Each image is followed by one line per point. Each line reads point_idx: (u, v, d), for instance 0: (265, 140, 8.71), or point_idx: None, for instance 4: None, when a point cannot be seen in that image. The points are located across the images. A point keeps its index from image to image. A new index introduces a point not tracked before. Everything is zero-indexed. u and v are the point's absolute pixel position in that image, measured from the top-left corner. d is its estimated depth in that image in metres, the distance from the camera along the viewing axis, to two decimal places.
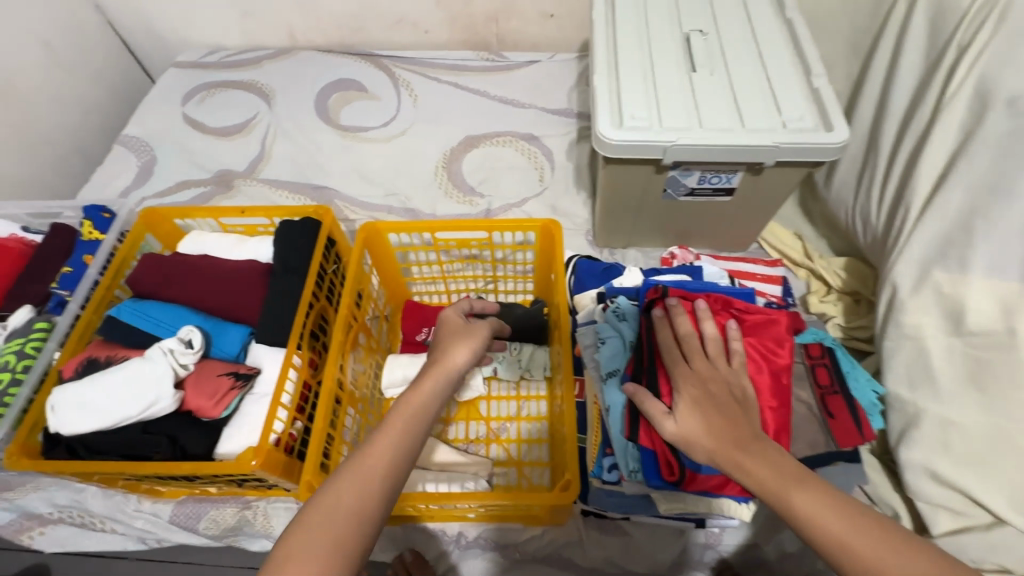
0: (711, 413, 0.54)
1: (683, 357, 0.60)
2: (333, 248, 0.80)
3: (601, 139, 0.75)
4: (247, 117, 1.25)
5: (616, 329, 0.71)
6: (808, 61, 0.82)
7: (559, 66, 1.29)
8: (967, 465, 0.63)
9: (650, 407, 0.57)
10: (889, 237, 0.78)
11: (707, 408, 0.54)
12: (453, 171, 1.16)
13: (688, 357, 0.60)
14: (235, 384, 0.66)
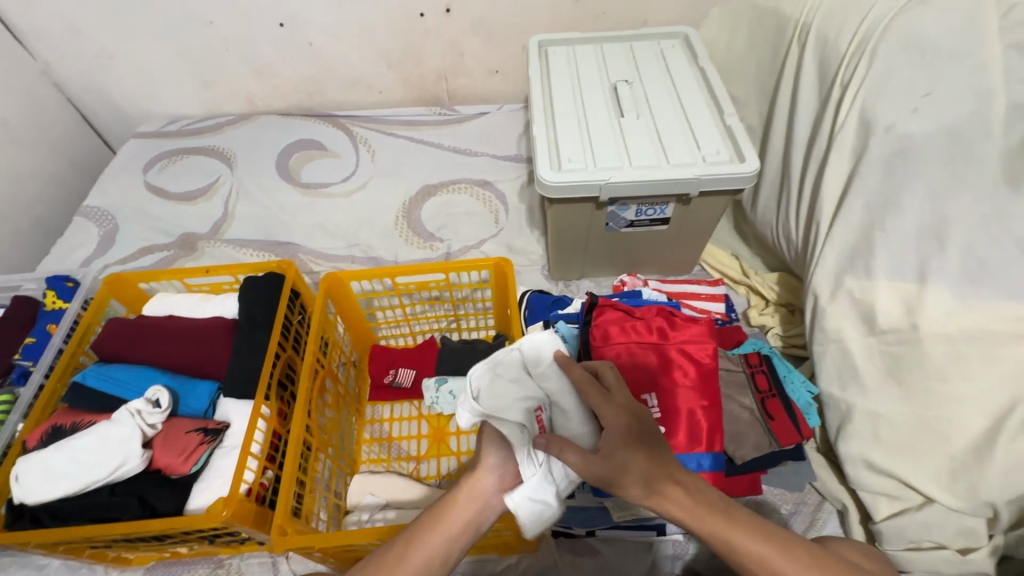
0: (638, 451, 0.54)
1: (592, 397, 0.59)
2: (297, 299, 0.83)
3: (543, 182, 0.82)
4: (209, 180, 1.30)
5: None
6: (721, 101, 0.92)
7: (507, 116, 1.39)
8: (897, 453, 0.70)
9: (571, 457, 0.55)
10: (807, 253, 0.87)
11: (635, 446, 0.54)
12: (414, 219, 1.22)
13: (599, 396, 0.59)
14: (204, 440, 0.67)
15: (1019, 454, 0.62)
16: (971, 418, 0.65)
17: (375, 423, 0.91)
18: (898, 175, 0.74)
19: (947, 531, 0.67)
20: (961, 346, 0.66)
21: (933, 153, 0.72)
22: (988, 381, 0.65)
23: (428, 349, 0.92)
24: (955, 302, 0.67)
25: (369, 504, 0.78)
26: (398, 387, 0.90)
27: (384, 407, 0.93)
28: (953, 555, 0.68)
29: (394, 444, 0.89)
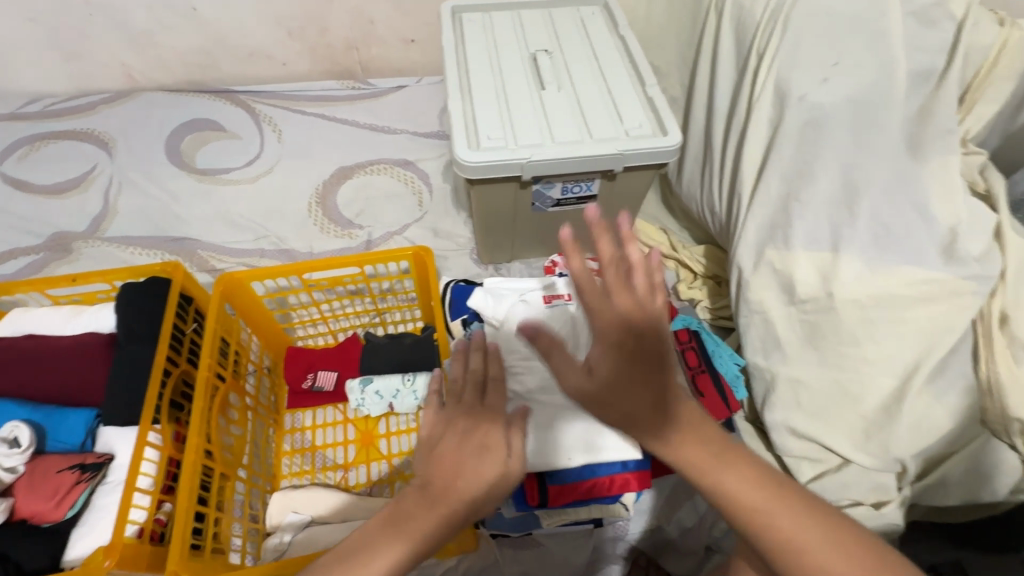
0: (623, 373, 0.44)
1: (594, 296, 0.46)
2: (190, 305, 0.73)
3: (461, 162, 0.77)
4: (83, 169, 1.13)
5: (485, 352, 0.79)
6: (642, 71, 0.89)
7: (427, 89, 1.30)
8: (815, 418, 0.72)
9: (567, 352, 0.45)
10: (730, 225, 0.87)
11: (614, 375, 0.44)
12: (329, 205, 1.12)
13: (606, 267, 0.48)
14: (81, 478, 0.59)
15: (923, 409, 0.66)
16: (881, 379, 0.68)
17: (295, 433, 0.84)
18: (811, 146, 0.75)
19: (861, 488, 0.70)
20: (871, 312, 0.69)
21: (843, 123, 0.74)
22: (893, 343, 0.68)
23: (350, 348, 0.85)
24: (863, 269, 0.70)
25: (291, 523, 0.72)
26: (318, 392, 0.84)
27: (305, 414, 0.85)
28: (868, 510, 0.69)
29: (318, 453, 0.82)
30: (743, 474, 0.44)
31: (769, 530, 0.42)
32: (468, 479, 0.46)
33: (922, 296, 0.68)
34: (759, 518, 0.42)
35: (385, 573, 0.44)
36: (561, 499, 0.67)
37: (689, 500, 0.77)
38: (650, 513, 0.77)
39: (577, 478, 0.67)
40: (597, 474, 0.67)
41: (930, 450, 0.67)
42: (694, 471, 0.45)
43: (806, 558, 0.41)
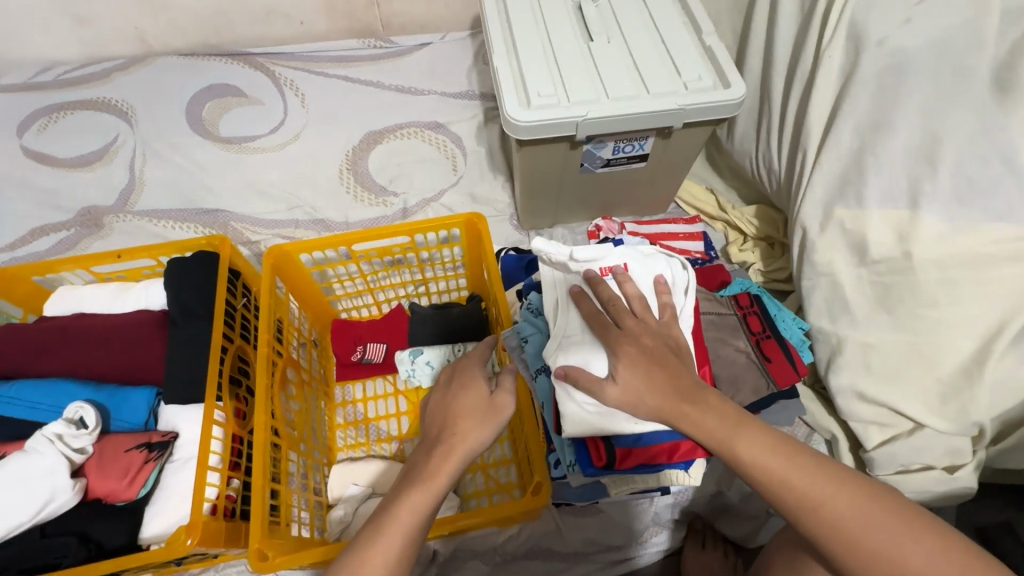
0: (657, 371, 0.54)
1: (613, 321, 0.60)
2: (238, 279, 0.71)
3: (512, 122, 0.72)
4: (105, 141, 1.09)
5: (537, 327, 0.69)
6: (697, 17, 0.82)
7: (453, 46, 1.24)
8: (887, 382, 0.70)
9: (606, 337, 0.59)
10: (791, 183, 0.83)
11: (647, 365, 0.55)
12: (360, 172, 1.08)
13: (636, 312, 0.61)
14: (150, 457, 0.58)
15: (1007, 372, 0.64)
16: (961, 342, 0.66)
17: (347, 406, 0.83)
18: (890, 95, 0.70)
19: (935, 453, 0.68)
20: (953, 272, 0.66)
21: (926, 68, 0.68)
22: (976, 305, 0.65)
23: (399, 319, 0.83)
24: (946, 226, 0.66)
25: (352, 496, 0.72)
26: (368, 364, 0.82)
27: (355, 387, 0.84)
28: (941, 474, 0.68)
29: (372, 425, 0.81)
30: (755, 441, 0.49)
31: (839, 526, 0.46)
32: (467, 424, 0.53)
33: (1010, 254, 0.64)
34: (773, 479, 0.48)
35: (420, 512, 0.48)
36: (627, 463, 0.63)
37: None
38: (708, 478, 0.76)
39: (645, 444, 0.62)
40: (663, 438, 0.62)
41: (1011, 412, 0.65)
42: (714, 444, 0.51)
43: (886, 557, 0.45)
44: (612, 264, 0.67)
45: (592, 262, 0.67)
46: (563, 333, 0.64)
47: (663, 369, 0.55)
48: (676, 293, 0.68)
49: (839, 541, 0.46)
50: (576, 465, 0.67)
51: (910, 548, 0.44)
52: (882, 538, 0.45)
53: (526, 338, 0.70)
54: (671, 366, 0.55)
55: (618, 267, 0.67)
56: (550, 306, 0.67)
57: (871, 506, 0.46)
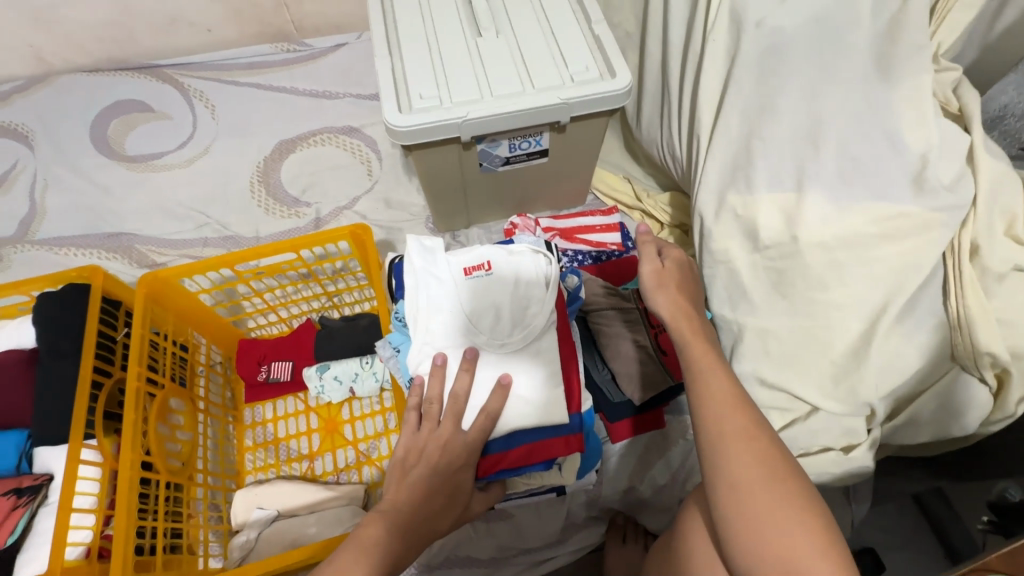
0: (690, 289, 0.60)
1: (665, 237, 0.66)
2: (118, 309, 0.68)
3: (391, 128, 0.70)
4: (4, 168, 1.05)
5: (405, 336, 0.65)
6: (587, 6, 0.81)
7: (368, 46, 1.20)
8: (784, 367, 0.70)
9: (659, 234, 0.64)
10: (691, 171, 0.82)
11: (688, 278, 0.60)
12: (272, 183, 1.05)
13: None
14: (18, 503, 0.56)
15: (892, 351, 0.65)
16: (849, 323, 0.66)
17: (256, 427, 0.81)
18: (772, 77, 0.69)
19: (832, 434, 0.69)
20: (837, 253, 0.66)
21: (804, 49, 0.67)
22: (862, 285, 0.65)
23: (304, 335, 0.81)
24: (830, 208, 0.66)
25: (256, 520, 0.70)
26: (275, 383, 0.81)
27: (265, 407, 0.82)
28: (838, 455, 0.70)
29: (282, 445, 0.80)
30: (723, 379, 0.50)
31: (752, 469, 0.45)
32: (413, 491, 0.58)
33: (889, 233, 0.64)
34: (719, 410, 0.48)
35: None
36: (485, 469, 0.63)
37: (660, 458, 0.76)
38: (621, 474, 0.76)
39: (505, 447, 0.63)
40: (520, 443, 0.63)
41: (900, 390, 0.66)
42: (691, 365, 0.52)
43: (780, 511, 0.43)
44: (477, 260, 0.63)
45: (456, 261, 0.63)
46: (424, 341, 0.62)
47: (693, 289, 0.60)
48: (538, 286, 0.63)
49: (733, 482, 0.45)
50: None
51: (806, 531, 0.42)
52: (780, 505, 0.43)
53: (398, 348, 0.66)
54: (693, 293, 0.60)
55: (480, 265, 0.63)
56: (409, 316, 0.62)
57: (791, 478, 0.44)
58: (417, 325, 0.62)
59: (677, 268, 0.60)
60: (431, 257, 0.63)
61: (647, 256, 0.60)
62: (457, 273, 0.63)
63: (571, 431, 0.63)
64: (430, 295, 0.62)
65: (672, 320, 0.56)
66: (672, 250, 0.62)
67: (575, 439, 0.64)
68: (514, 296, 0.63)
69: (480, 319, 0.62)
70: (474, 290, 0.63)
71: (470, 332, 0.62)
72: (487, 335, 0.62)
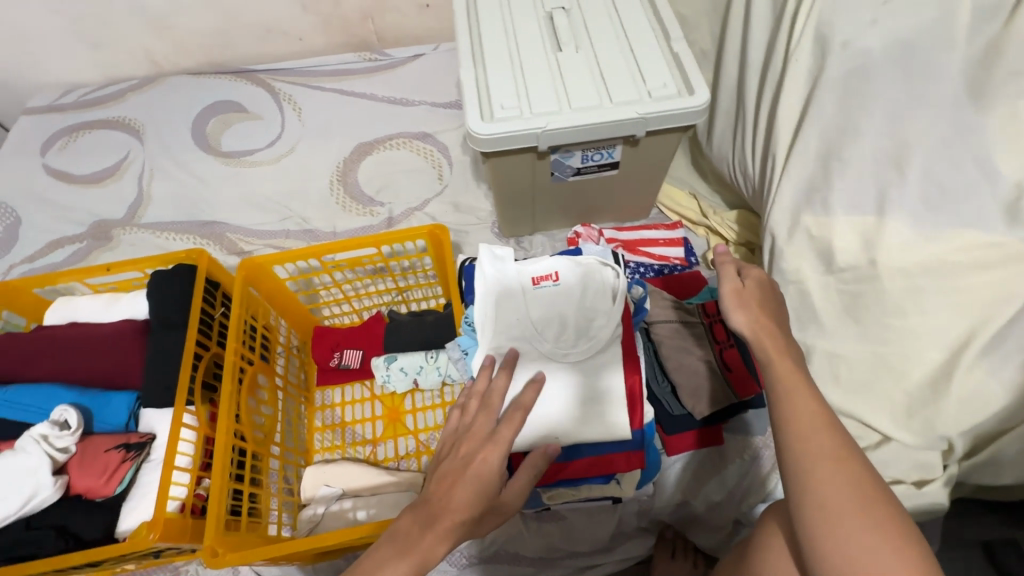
0: (774, 306, 0.58)
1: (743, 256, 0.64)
2: (218, 290, 0.75)
3: (473, 135, 0.74)
4: (117, 158, 1.16)
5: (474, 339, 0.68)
6: (667, 24, 0.82)
7: (444, 57, 1.26)
8: (854, 393, 0.68)
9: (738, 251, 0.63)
10: (763, 190, 0.82)
11: (770, 295, 0.59)
12: (350, 182, 1.12)
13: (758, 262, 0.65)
14: (127, 456, 0.62)
15: (974, 384, 0.62)
16: (928, 352, 0.64)
17: (326, 409, 0.86)
18: (857, 98, 0.68)
19: (903, 466, 0.67)
20: (919, 280, 0.64)
21: (892, 72, 0.66)
22: (943, 314, 0.64)
23: (374, 327, 0.86)
24: (911, 234, 0.65)
25: (324, 496, 0.75)
26: (346, 370, 0.86)
27: (334, 391, 0.88)
28: (909, 488, 0.67)
29: (348, 429, 0.85)
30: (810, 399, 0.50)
31: (840, 493, 0.44)
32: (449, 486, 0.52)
33: (977, 263, 0.62)
34: (806, 432, 0.48)
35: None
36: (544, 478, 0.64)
37: (717, 474, 0.75)
38: (677, 487, 0.75)
39: (566, 459, 0.64)
40: (583, 455, 0.64)
41: (981, 426, 0.64)
42: (774, 385, 0.51)
43: (870, 537, 0.42)
44: (545, 270, 0.67)
45: (525, 270, 0.67)
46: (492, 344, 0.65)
47: (776, 307, 0.58)
48: (603, 299, 0.66)
49: (820, 503, 0.45)
50: None
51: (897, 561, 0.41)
52: (871, 532, 0.42)
53: (466, 350, 0.69)
54: (776, 311, 0.58)
55: (548, 275, 0.67)
56: (479, 318, 0.65)
57: (882, 506, 0.44)
58: (486, 329, 0.65)
59: (759, 286, 0.59)
60: (500, 265, 0.67)
61: (726, 275, 0.59)
62: (526, 282, 0.66)
63: (633, 446, 0.64)
64: (499, 301, 0.66)
65: (754, 338, 0.55)
66: (752, 268, 0.61)
67: (636, 455, 0.64)
68: (579, 307, 0.66)
69: (546, 327, 0.65)
70: (541, 298, 0.66)
71: (537, 340, 0.65)
72: (553, 343, 0.64)
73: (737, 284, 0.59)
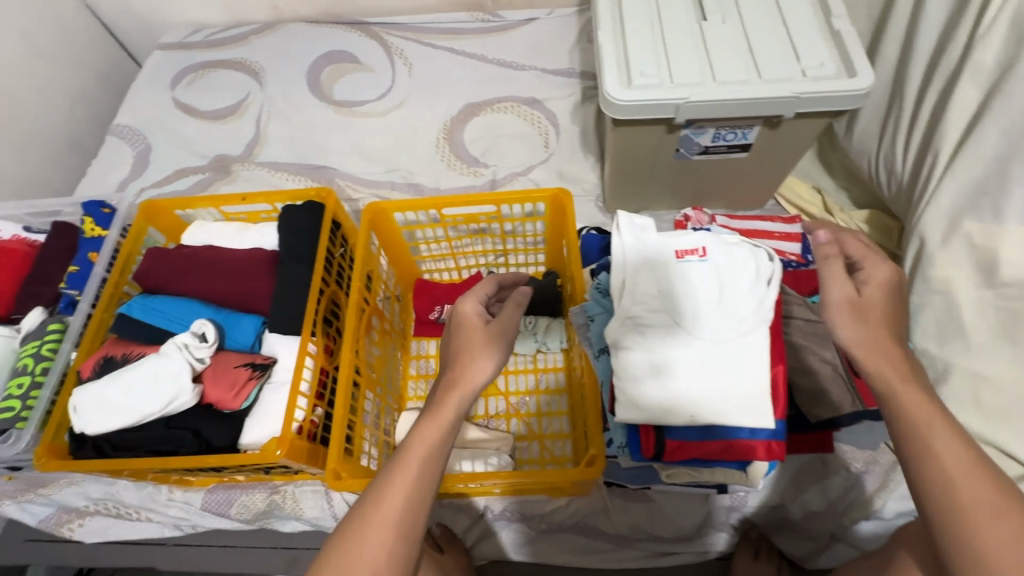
0: (892, 317, 0.51)
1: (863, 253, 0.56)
2: (339, 231, 0.78)
3: (610, 100, 0.72)
4: (239, 98, 1.22)
5: (604, 306, 0.66)
6: (827, 0, 0.76)
7: (558, 22, 1.23)
8: (998, 419, 0.63)
9: (853, 242, 0.56)
10: (915, 189, 0.75)
11: (889, 306, 0.51)
12: (456, 142, 1.12)
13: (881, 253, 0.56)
14: (253, 374, 0.65)
15: None
16: None
17: (421, 359, 0.88)
18: None
19: None
20: None
21: None
22: None
23: (475, 286, 0.86)
24: None
25: None
26: (444, 324, 0.87)
27: (430, 343, 0.89)
28: None
29: None
30: (949, 433, 0.45)
31: (1004, 546, 0.40)
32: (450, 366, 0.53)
33: None
34: (953, 478, 0.43)
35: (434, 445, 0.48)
36: (675, 457, 0.61)
37: (818, 483, 0.73)
38: (773, 489, 0.74)
39: (701, 438, 0.59)
40: (719, 437, 0.59)
41: None
42: (914, 420, 0.45)
43: None
44: (693, 244, 0.63)
45: (670, 242, 0.63)
46: (626, 312, 0.61)
47: (892, 317, 0.51)
48: (756, 282, 0.61)
49: (976, 556, 0.40)
50: (626, 448, 0.65)
51: None
52: None
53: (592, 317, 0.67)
54: (897, 324, 0.51)
55: (697, 249, 0.62)
56: (615, 283, 0.63)
57: None
58: (622, 296, 0.62)
59: (873, 293, 0.52)
60: (639, 234, 0.65)
61: (834, 275, 0.53)
62: (670, 254, 0.63)
63: (773, 436, 0.59)
64: (639, 270, 0.63)
65: (865, 357, 0.49)
66: (870, 278, 0.53)
67: (776, 446, 0.59)
68: (729, 287, 0.60)
69: (693, 304, 0.60)
70: (687, 272, 0.62)
71: (683, 315, 0.60)
72: (700, 321, 0.59)
73: (849, 294, 0.52)
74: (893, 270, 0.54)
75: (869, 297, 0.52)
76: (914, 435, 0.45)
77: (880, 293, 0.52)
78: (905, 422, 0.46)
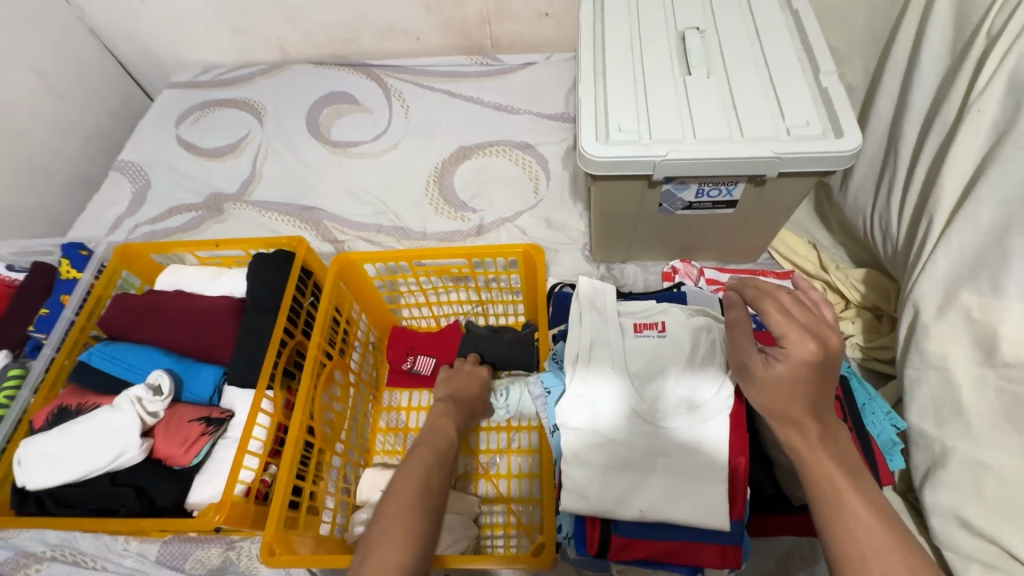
0: (813, 387, 0.48)
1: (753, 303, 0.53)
2: (309, 279, 0.77)
3: (586, 156, 0.70)
4: (239, 137, 1.24)
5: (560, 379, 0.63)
6: (817, 57, 0.73)
7: (556, 68, 1.23)
8: (1003, 515, 0.56)
9: (767, 308, 0.51)
10: (910, 253, 0.71)
11: (814, 378, 0.48)
12: (446, 185, 1.11)
13: (789, 312, 0.51)
14: (206, 431, 0.64)
15: None
16: None
17: (392, 411, 0.86)
18: None
19: None
20: None
21: None
22: None
23: (451, 337, 0.84)
24: None
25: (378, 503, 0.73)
26: (417, 375, 0.84)
27: (402, 394, 0.87)
28: None
29: (411, 436, 0.83)
30: (861, 503, 0.44)
31: None
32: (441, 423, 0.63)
33: None
34: (866, 558, 0.42)
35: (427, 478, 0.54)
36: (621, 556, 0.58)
37: (806, 570, 0.67)
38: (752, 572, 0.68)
39: (648, 535, 0.57)
40: (669, 536, 0.56)
41: None
42: (824, 486, 0.46)
43: None
44: (651, 320, 0.64)
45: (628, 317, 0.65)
46: (579, 390, 0.60)
47: (811, 388, 0.48)
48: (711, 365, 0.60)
49: None
50: (571, 540, 0.61)
51: None
52: None
53: (550, 390, 0.63)
54: (821, 391, 0.48)
55: (654, 324, 0.63)
56: (570, 354, 0.61)
57: None
58: (576, 370, 0.61)
59: (800, 362, 0.48)
60: (599, 306, 0.65)
61: (739, 345, 0.54)
62: (628, 327, 0.63)
63: (729, 540, 0.56)
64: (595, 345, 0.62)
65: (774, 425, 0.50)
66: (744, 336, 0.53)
67: (731, 549, 0.56)
68: (684, 368, 0.60)
69: (646, 384, 0.60)
70: (642, 348, 0.62)
71: (633, 398, 0.59)
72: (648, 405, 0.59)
73: (760, 360, 0.51)
74: (818, 346, 0.48)
75: (798, 363, 0.48)
76: (824, 502, 0.45)
77: (788, 359, 0.49)
78: (815, 487, 0.46)
